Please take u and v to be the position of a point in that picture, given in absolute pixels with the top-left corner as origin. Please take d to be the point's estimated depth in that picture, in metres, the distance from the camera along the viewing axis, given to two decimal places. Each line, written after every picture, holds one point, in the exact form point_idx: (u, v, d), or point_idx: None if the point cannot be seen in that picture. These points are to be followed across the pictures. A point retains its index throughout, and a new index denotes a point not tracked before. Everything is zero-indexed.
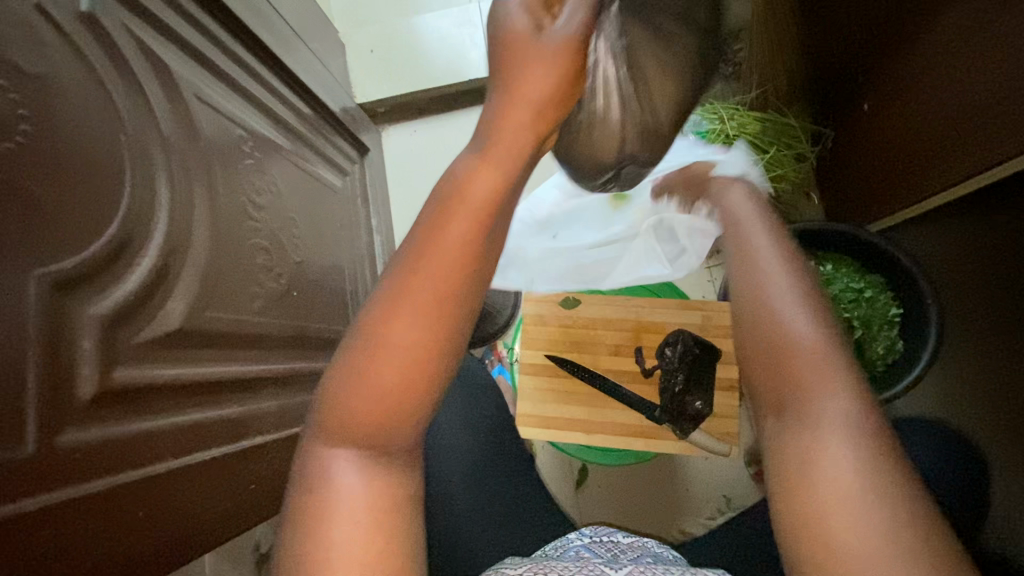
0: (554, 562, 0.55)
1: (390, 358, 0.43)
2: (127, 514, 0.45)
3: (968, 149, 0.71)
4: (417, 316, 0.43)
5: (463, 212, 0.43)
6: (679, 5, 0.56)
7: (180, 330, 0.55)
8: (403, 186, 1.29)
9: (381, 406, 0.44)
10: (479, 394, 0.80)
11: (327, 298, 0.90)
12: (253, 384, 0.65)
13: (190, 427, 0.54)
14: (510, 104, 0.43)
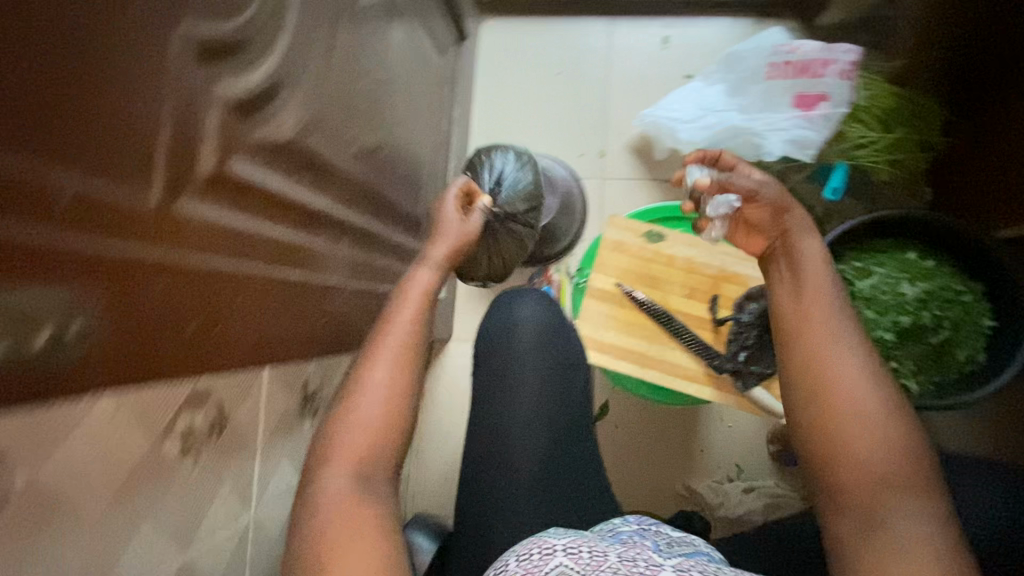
0: (598, 543, 0.55)
1: (371, 405, 0.57)
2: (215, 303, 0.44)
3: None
4: (388, 372, 0.58)
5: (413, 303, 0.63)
6: (517, 238, 0.89)
7: (287, 144, 0.53)
8: (490, 86, 1.23)
9: (366, 438, 0.56)
10: (562, 349, 0.73)
11: (405, 171, 0.87)
12: (334, 227, 0.64)
13: (279, 243, 0.53)
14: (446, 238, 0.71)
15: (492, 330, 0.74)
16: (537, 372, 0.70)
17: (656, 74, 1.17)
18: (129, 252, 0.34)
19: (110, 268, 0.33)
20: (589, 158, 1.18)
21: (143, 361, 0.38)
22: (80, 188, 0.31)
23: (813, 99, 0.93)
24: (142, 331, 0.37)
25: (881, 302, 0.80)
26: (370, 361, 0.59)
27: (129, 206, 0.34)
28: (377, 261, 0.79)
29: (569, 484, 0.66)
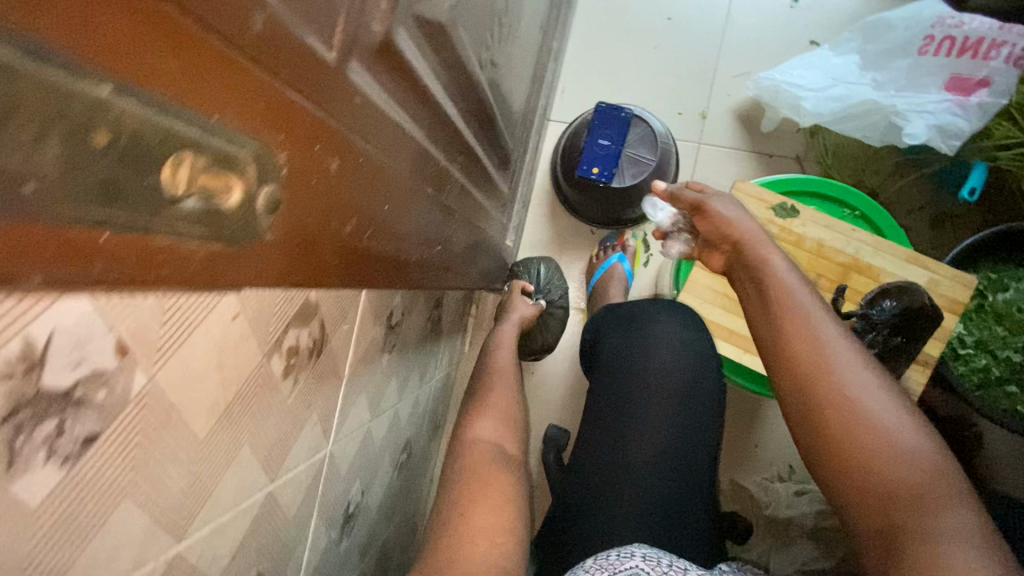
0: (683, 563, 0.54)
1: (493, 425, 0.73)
2: (365, 210, 0.35)
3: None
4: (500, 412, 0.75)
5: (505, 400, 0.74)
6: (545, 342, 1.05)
7: (441, 28, 0.44)
8: (591, 22, 1.11)
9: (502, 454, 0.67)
10: (699, 375, 0.71)
11: (511, 98, 0.77)
12: (454, 143, 0.56)
13: (419, 149, 0.44)
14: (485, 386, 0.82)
15: (626, 340, 0.76)
16: (668, 391, 0.70)
17: (777, 35, 1.06)
18: (319, 114, 0.26)
19: (298, 124, 0.24)
20: (687, 119, 1.08)
21: (313, 258, 0.29)
22: (278, 5, 0.22)
23: (972, 84, 0.82)
24: (320, 218, 0.28)
25: (1013, 320, 0.73)
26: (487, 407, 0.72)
27: (314, 51, 0.26)
28: (476, 194, 0.70)
29: (682, 504, 0.65)
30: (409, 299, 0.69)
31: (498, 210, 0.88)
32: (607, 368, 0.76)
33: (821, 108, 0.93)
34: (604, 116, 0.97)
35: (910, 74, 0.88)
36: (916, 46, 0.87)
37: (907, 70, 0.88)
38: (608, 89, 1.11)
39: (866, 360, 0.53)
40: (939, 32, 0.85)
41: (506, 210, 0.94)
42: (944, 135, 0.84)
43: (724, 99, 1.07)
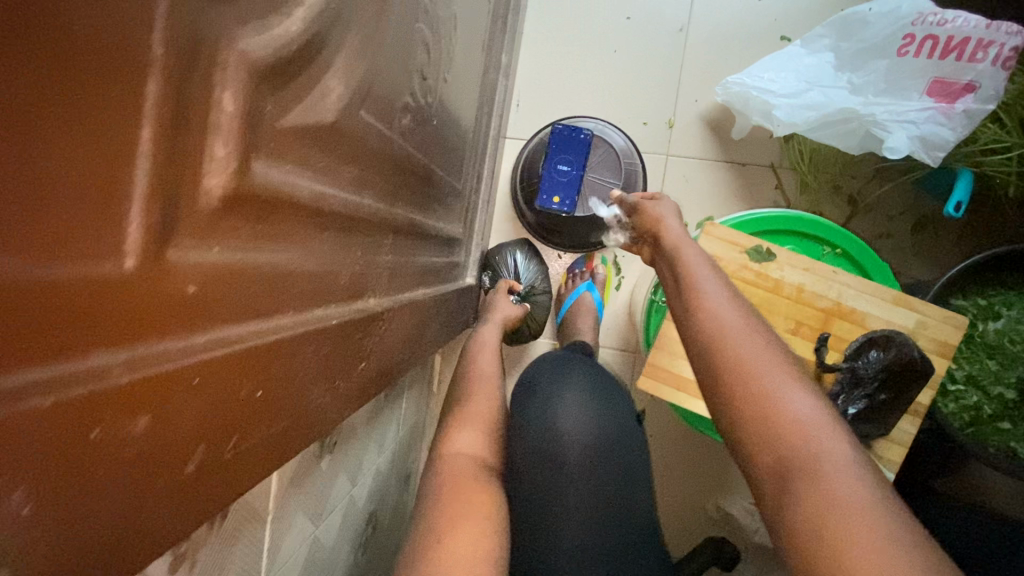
0: None
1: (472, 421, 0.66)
2: (229, 415, 0.27)
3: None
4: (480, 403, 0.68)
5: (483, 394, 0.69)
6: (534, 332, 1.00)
7: (333, 125, 0.35)
8: (544, 26, 1.01)
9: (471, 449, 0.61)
10: (608, 430, 0.68)
11: (454, 139, 0.68)
12: (378, 229, 0.48)
13: (317, 274, 0.36)
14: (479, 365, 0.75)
15: (528, 407, 0.70)
16: (584, 451, 0.65)
17: (746, 32, 0.97)
18: (122, 362, 0.21)
19: (73, 417, 0.19)
20: (654, 129, 1.00)
21: (135, 539, 0.23)
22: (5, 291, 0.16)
23: (957, 89, 0.75)
24: (140, 492, 0.22)
25: (1005, 352, 0.68)
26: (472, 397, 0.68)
27: (100, 289, 0.20)
28: (420, 259, 0.62)
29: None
30: None
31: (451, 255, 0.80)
32: (514, 443, 0.68)
33: (797, 117, 0.84)
34: (562, 138, 0.88)
35: (888, 78, 0.80)
36: (895, 44, 0.79)
37: (886, 73, 0.80)
38: (568, 100, 1.01)
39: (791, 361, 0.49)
40: (920, 28, 0.77)
41: (461, 249, 0.86)
42: (927, 146, 0.77)
43: (693, 104, 0.99)
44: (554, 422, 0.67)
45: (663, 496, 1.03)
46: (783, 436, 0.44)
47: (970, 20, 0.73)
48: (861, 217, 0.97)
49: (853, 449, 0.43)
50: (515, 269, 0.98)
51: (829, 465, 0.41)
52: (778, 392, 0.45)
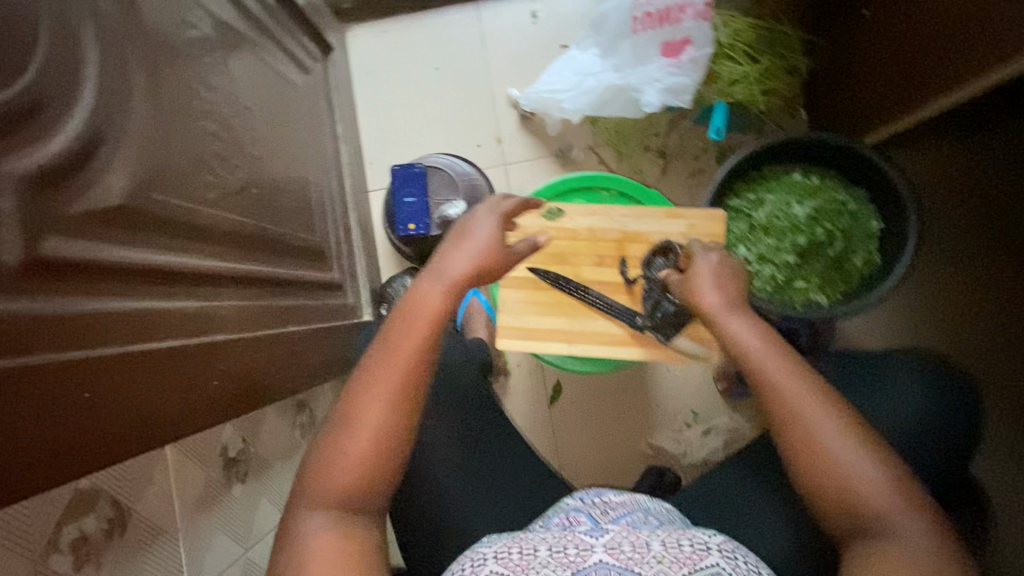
0: (529, 538, 0.63)
1: (365, 439, 0.54)
2: (70, 405, 0.41)
3: (981, 46, 0.69)
4: (380, 405, 0.54)
5: (389, 377, 0.55)
6: None
7: (119, 208, 0.48)
8: (371, 95, 1.19)
9: (363, 456, 0.54)
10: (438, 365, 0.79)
11: (291, 202, 0.83)
12: (208, 279, 0.60)
13: (137, 314, 0.49)
14: (387, 355, 0.56)
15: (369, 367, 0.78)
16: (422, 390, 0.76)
17: (533, 50, 1.16)
18: None
19: None
20: (487, 148, 1.17)
21: (15, 480, 0.36)
22: None
23: (679, 45, 0.94)
24: (7, 453, 0.36)
25: (777, 229, 0.83)
26: (366, 388, 0.55)
27: None
28: (280, 301, 0.75)
29: (502, 484, 0.74)
30: (250, 421, 0.72)
31: (329, 297, 0.92)
32: None
33: (581, 104, 1.03)
34: (402, 176, 1.03)
35: (636, 54, 0.98)
36: (632, 26, 0.97)
37: (633, 51, 0.98)
38: (410, 146, 1.18)
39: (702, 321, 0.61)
40: (641, 9, 0.95)
41: (344, 292, 0.99)
42: (675, 93, 0.96)
43: (510, 118, 1.17)
44: None
45: (601, 452, 1.12)
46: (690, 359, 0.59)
47: None
48: (674, 163, 1.13)
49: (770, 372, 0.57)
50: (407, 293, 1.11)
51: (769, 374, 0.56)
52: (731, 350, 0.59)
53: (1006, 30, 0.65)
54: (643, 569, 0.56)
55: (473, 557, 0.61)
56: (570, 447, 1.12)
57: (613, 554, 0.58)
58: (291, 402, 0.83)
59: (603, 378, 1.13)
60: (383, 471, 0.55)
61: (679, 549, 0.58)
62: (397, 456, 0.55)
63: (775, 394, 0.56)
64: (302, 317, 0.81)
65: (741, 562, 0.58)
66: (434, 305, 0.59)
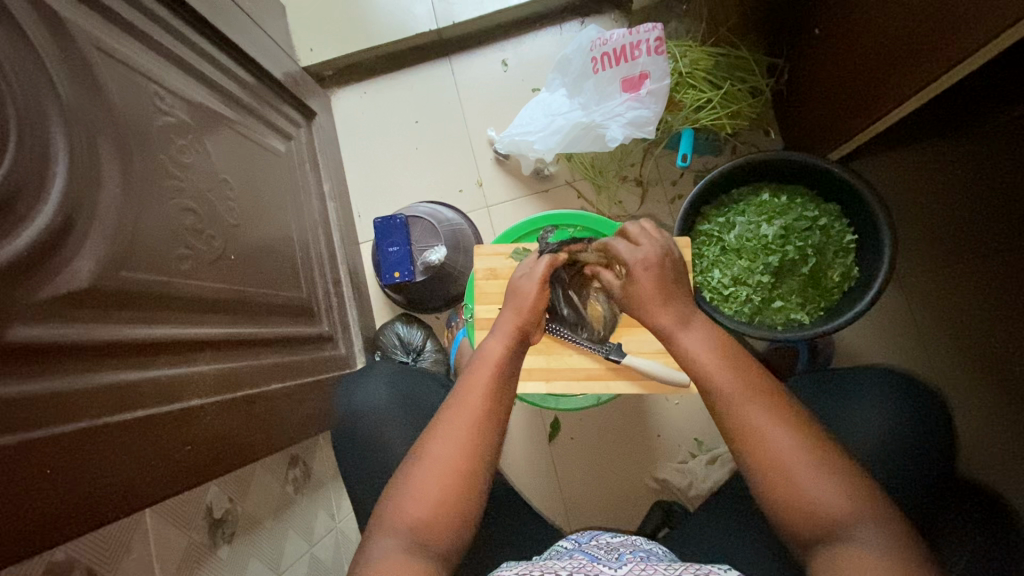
0: (548, 565, 0.58)
1: (431, 478, 0.54)
2: (28, 482, 0.43)
3: (929, 53, 0.69)
4: (450, 447, 0.55)
5: (470, 422, 0.56)
6: None
7: (89, 289, 0.53)
8: (357, 152, 1.25)
9: (432, 506, 0.53)
10: (417, 407, 0.78)
11: (274, 263, 0.87)
12: (185, 346, 0.64)
13: (105, 390, 0.52)
14: (463, 400, 0.57)
15: (352, 413, 0.78)
16: (404, 437, 0.75)
17: (506, 96, 1.21)
18: None
19: None
20: (469, 192, 1.21)
21: None
22: None
23: (637, 80, 0.98)
24: None
25: (749, 250, 0.83)
26: (431, 439, 0.56)
27: None
28: (264, 360, 0.78)
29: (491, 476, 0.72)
30: (237, 480, 0.74)
31: (318, 351, 0.95)
32: (349, 448, 0.76)
33: (549, 144, 1.05)
34: (384, 228, 1.06)
35: (599, 92, 1.02)
36: (597, 66, 1.01)
37: (596, 89, 1.02)
38: (396, 197, 1.23)
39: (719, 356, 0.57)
40: (601, 49, 1.00)
41: (336, 344, 1.02)
42: (638, 126, 0.98)
43: (489, 162, 1.21)
44: (374, 421, 0.76)
45: (605, 488, 1.09)
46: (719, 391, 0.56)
47: (636, 32, 0.97)
48: (653, 190, 1.14)
49: (778, 420, 0.53)
50: (398, 339, 1.12)
51: (775, 428, 0.53)
52: (744, 402, 0.54)
53: (941, 43, 0.67)
54: None
55: None
56: (574, 486, 1.09)
57: None
58: (283, 457, 0.85)
59: (601, 412, 1.11)
60: (465, 505, 0.54)
61: None
62: (467, 505, 0.54)
63: (769, 447, 0.52)
64: (291, 372, 0.84)
65: None
66: (486, 356, 0.61)
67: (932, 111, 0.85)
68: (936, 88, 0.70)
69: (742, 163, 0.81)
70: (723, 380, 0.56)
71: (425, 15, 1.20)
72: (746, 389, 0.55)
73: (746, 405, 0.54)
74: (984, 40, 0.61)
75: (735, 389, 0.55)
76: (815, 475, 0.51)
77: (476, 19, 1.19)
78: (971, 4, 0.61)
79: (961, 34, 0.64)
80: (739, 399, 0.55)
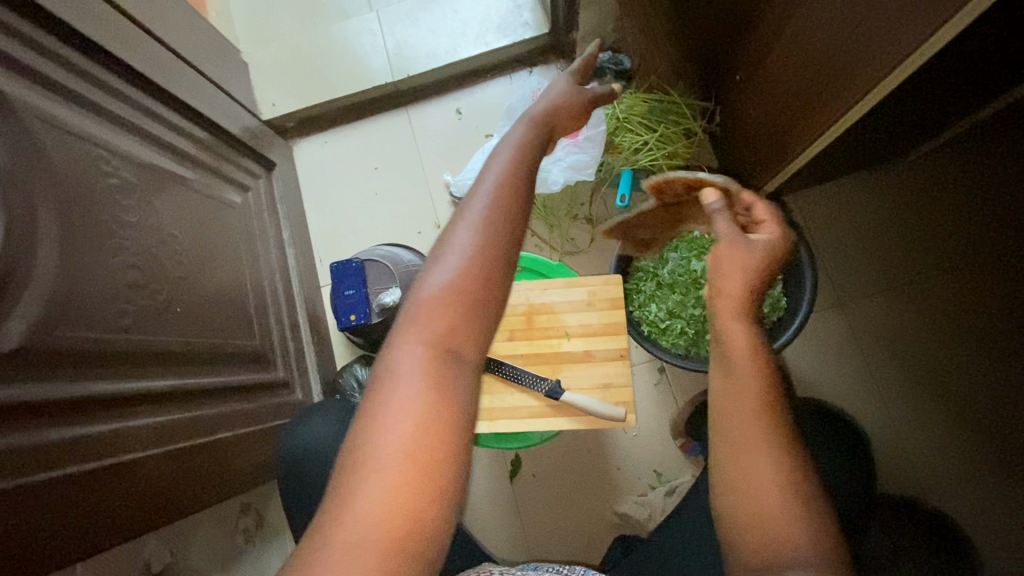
0: None
1: (439, 309, 0.47)
2: None
3: (834, 94, 0.75)
4: (457, 281, 0.47)
5: (479, 255, 0.48)
6: None
7: (19, 348, 0.54)
8: (319, 199, 1.29)
9: (438, 342, 0.46)
10: None
11: (226, 311, 0.89)
12: (127, 400, 0.65)
13: (45, 449, 0.54)
14: (467, 229, 0.50)
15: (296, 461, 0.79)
16: None
17: (460, 142, 1.27)
18: None
19: None
20: (427, 234, 1.25)
21: None
22: None
23: None
24: None
25: (682, 284, 0.87)
26: (437, 264, 0.49)
27: None
28: (212, 408, 0.79)
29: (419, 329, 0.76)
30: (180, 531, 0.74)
31: (272, 396, 0.96)
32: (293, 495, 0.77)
33: None
34: (341, 271, 1.10)
35: None
36: None
37: None
38: (357, 240, 1.27)
39: (753, 375, 0.56)
40: None
41: (292, 388, 1.03)
42: (579, 169, 1.03)
43: (446, 205, 1.25)
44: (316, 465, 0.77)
45: (567, 523, 1.09)
46: (726, 415, 0.56)
47: None
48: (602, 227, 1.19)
49: (766, 460, 0.54)
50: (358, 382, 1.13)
51: (762, 461, 0.53)
52: (741, 431, 0.55)
53: (840, 86, 0.73)
54: None
55: None
56: (534, 524, 1.09)
57: None
58: (232, 506, 0.85)
59: (561, 446, 1.12)
60: (473, 341, 0.47)
61: None
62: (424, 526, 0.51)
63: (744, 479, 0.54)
64: (240, 419, 0.85)
65: None
66: (495, 168, 0.54)
67: (849, 149, 0.91)
68: (842, 125, 0.77)
69: None
70: (746, 389, 0.56)
71: (381, 69, 1.27)
72: (759, 408, 0.55)
73: (740, 441, 0.55)
74: (872, 83, 0.68)
75: (737, 423, 0.55)
76: (777, 513, 0.52)
77: (430, 71, 1.26)
78: (861, 51, 0.67)
79: (855, 78, 0.70)
80: (749, 415, 0.55)
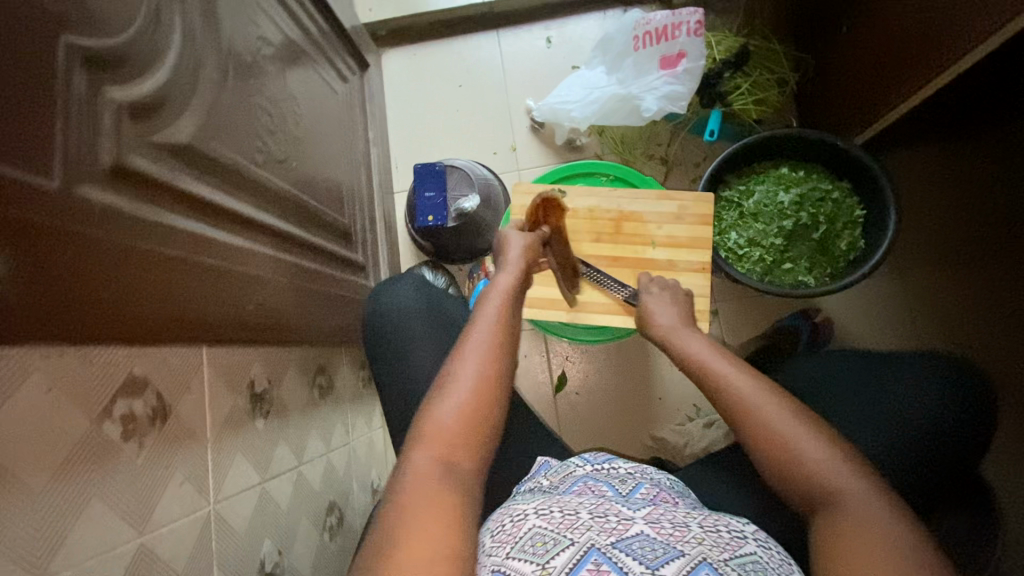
0: (568, 500, 0.58)
1: (461, 390, 0.59)
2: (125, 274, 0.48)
3: (934, 52, 0.78)
4: (475, 365, 0.61)
5: (487, 347, 0.63)
6: None
7: (187, 146, 0.59)
8: (401, 109, 1.33)
9: (460, 428, 0.56)
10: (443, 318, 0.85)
11: (326, 183, 0.94)
12: (256, 225, 0.70)
13: (196, 237, 0.58)
14: (478, 326, 0.65)
15: (387, 320, 0.84)
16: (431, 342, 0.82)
17: (546, 71, 1.30)
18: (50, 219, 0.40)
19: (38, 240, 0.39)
20: (503, 155, 1.28)
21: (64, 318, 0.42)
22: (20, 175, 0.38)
23: (675, 58, 1.06)
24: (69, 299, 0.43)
25: (766, 215, 0.90)
26: (454, 368, 0.61)
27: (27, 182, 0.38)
28: (310, 263, 0.84)
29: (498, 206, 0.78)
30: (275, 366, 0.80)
31: (352, 275, 1.01)
32: (382, 350, 0.83)
33: (586, 113, 1.14)
34: (423, 172, 1.10)
35: (637, 68, 1.10)
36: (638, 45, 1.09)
37: (636, 66, 1.10)
38: (433, 153, 1.31)
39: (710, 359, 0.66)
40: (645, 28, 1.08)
41: (366, 275, 1.08)
42: (672, 101, 1.06)
43: (525, 129, 1.28)
44: (405, 325, 0.83)
45: (604, 441, 1.14)
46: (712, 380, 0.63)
47: (680, 14, 1.05)
48: (676, 169, 1.22)
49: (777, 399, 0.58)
50: None
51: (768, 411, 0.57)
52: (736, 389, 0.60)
53: (941, 45, 0.76)
54: (686, 547, 0.50)
55: (512, 515, 0.57)
56: (573, 438, 1.15)
57: (655, 527, 0.53)
58: (311, 363, 0.91)
59: (607, 370, 1.17)
60: (486, 413, 0.59)
61: (716, 534, 0.54)
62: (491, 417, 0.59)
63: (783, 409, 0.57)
64: (328, 282, 0.89)
65: (775, 551, 0.55)
66: (491, 296, 0.69)
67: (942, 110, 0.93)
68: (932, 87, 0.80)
69: (766, 137, 0.89)
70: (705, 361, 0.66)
71: None
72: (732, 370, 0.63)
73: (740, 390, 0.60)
74: (973, 42, 0.70)
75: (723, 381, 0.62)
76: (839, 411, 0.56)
77: None
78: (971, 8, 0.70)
79: (957, 37, 0.73)
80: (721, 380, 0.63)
